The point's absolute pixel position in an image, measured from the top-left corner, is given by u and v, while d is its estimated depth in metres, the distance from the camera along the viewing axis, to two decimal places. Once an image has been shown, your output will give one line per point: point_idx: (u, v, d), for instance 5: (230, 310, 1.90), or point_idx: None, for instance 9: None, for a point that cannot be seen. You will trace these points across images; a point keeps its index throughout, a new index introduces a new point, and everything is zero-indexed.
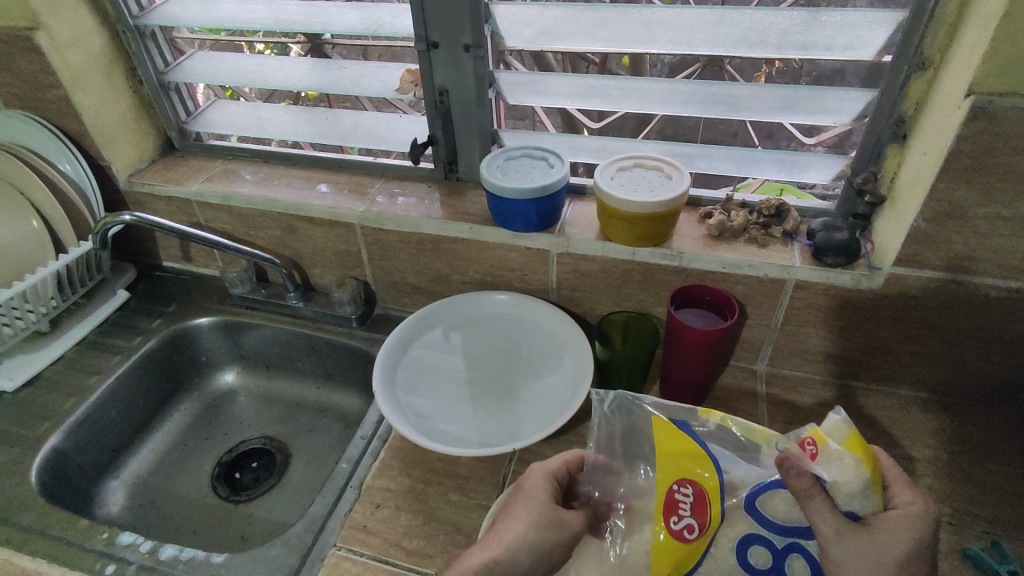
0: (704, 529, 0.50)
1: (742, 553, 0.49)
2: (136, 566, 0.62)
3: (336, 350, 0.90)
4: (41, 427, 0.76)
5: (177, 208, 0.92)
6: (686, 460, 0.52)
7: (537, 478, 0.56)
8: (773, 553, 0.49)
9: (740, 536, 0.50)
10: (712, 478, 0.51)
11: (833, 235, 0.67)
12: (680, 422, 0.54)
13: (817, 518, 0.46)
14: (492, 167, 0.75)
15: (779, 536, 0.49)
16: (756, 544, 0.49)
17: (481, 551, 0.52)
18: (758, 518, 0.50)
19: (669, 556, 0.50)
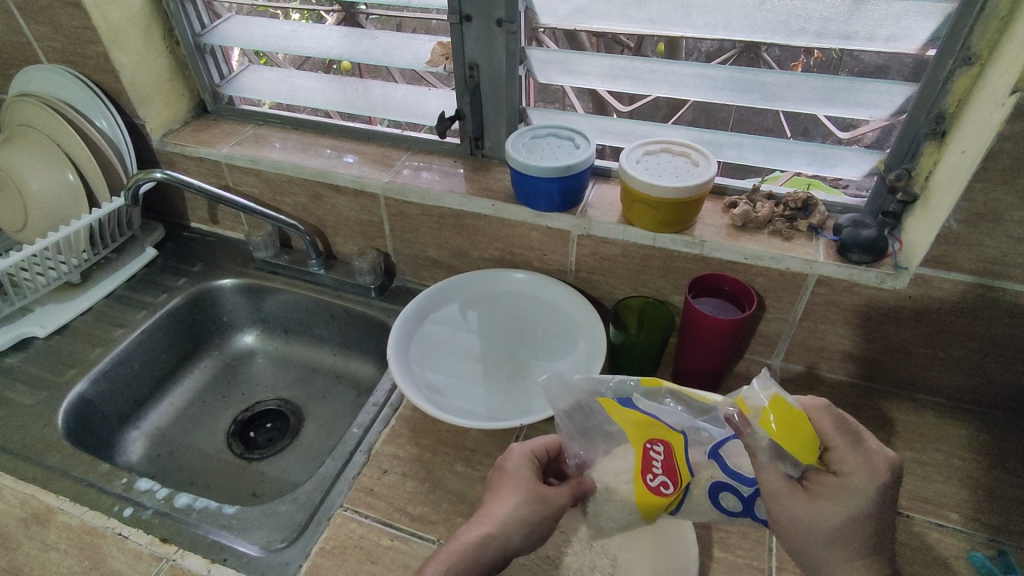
0: (677, 484, 0.52)
1: (714, 501, 0.53)
2: (152, 511, 0.64)
3: (354, 319, 0.91)
4: (69, 373, 0.79)
5: (207, 169, 0.94)
6: (650, 425, 0.53)
7: (518, 457, 0.57)
8: (743, 499, 0.52)
9: (711, 485, 0.52)
10: (675, 436, 0.53)
11: (861, 232, 0.65)
12: (623, 399, 0.55)
13: (765, 476, 0.49)
14: (518, 145, 0.75)
15: (745, 485, 0.52)
16: (726, 493, 0.52)
17: (472, 527, 0.52)
18: (726, 471, 0.52)
19: (652, 509, 0.52)
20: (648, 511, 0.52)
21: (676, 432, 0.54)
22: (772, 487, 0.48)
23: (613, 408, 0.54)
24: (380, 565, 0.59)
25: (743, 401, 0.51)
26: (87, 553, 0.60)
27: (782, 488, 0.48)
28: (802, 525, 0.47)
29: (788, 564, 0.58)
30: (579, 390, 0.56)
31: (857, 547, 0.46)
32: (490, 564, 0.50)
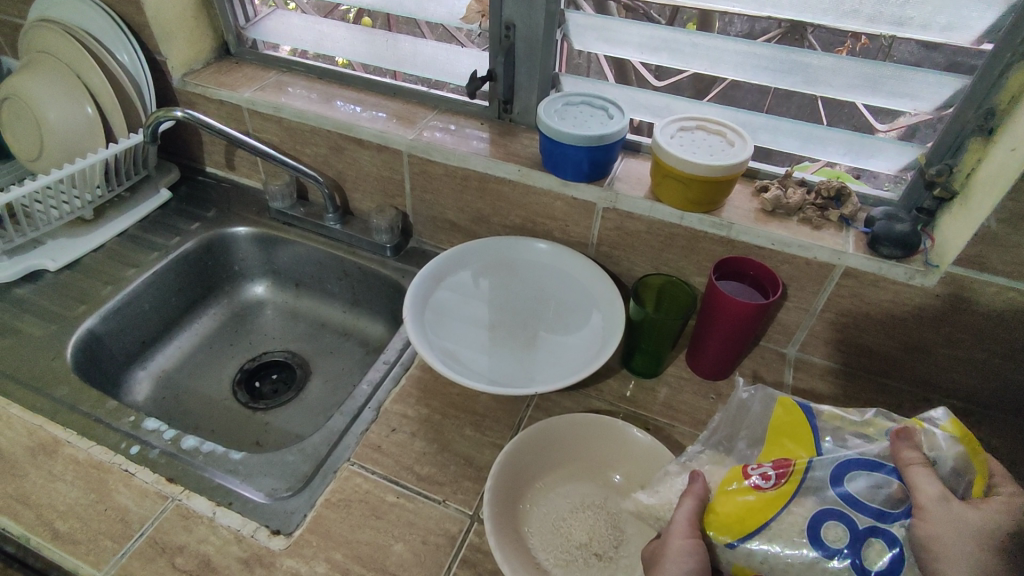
0: (777, 482, 0.48)
1: (813, 525, 0.45)
2: (158, 451, 0.64)
3: (368, 277, 0.91)
4: (78, 308, 0.78)
5: (227, 113, 0.92)
6: (795, 433, 0.51)
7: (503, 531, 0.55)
8: (852, 534, 0.43)
9: (815, 510, 0.45)
10: (808, 453, 0.49)
11: (894, 226, 0.64)
12: (803, 406, 0.52)
13: (919, 481, 0.43)
14: (549, 110, 0.73)
15: (861, 515, 0.44)
16: (831, 521, 0.44)
17: None
18: (835, 487, 0.45)
19: (732, 513, 0.48)
20: (727, 518, 0.48)
21: (814, 450, 0.49)
22: (929, 503, 0.41)
23: (779, 418, 0.53)
24: (386, 521, 0.59)
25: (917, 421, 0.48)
26: (93, 486, 0.60)
27: (938, 504, 0.41)
28: (960, 551, 0.39)
29: None
30: (755, 400, 0.55)
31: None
32: None
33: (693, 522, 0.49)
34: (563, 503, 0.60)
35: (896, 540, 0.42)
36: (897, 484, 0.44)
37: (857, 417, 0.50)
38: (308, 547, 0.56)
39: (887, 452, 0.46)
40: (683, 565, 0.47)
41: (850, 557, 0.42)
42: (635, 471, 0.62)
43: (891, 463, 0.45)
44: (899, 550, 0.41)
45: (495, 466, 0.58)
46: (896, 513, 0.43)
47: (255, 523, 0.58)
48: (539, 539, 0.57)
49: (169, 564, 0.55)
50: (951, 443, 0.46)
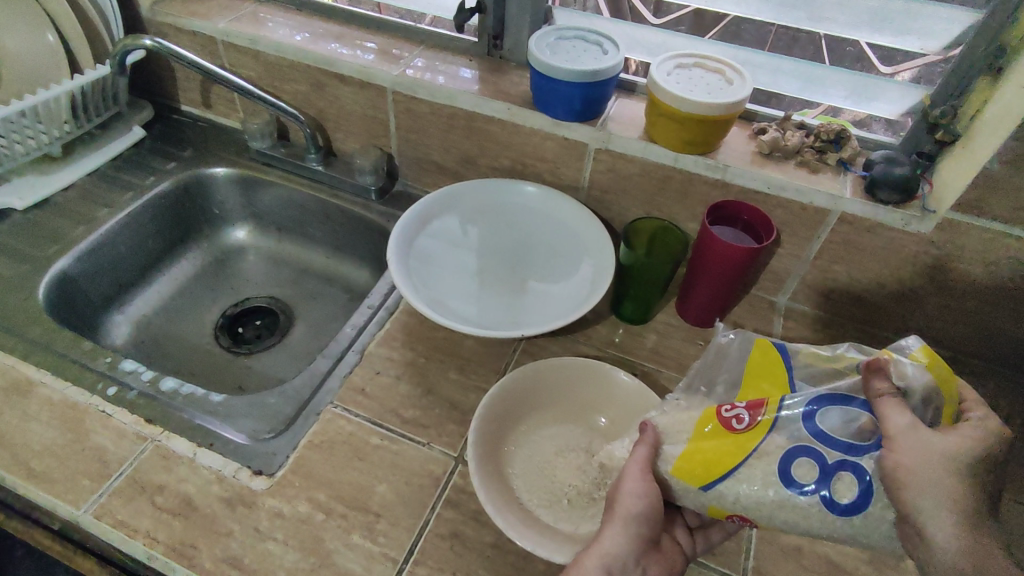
0: (754, 424, 0.46)
1: (784, 463, 0.44)
2: (136, 392, 0.63)
3: (352, 221, 0.88)
4: (50, 248, 0.76)
5: (201, 46, 0.87)
6: (771, 375, 0.49)
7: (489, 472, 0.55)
8: (822, 469, 0.43)
9: (786, 447, 0.44)
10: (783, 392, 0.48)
11: (893, 169, 0.61)
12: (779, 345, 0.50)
13: (887, 413, 0.41)
14: (541, 44, 0.69)
15: (832, 450, 0.43)
16: (802, 458, 0.44)
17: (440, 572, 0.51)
18: (807, 424, 0.44)
19: (704, 457, 0.47)
20: (699, 462, 0.47)
21: (790, 389, 0.48)
22: (899, 432, 0.40)
23: (757, 359, 0.51)
24: (369, 463, 0.58)
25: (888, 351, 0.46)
26: (69, 426, 0.59)
27: (907, 433, 0.40)
28: (929, 477, 0.39)
29: None
30: (735, 345, 0.53)
31: (986, 519, 0.39)
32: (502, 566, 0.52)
33: (647, 463, 0.50)
34: (547, 446, 0.60)
35: (865, 472, 0.41)
36: (867, 416, 0.43)
37: (829, 351, 0.48)
38: (291, 487, 0.56)
39: (857, 386, 0.45)
40: (636, 505, 0.49)
41: (819, 491, 0.43)
42: (621, 414, 0.62)
43: (862, 396, 0.44)
44: (869, 483, 0.41)
45: (480, 409, 0.57)
46: (867, 445, 0.42)
47: (236, 464, 0.57)
48: (523, 480, 0.57)
49: (149, 503, 0.54)
50: (920, 373, 0.43)
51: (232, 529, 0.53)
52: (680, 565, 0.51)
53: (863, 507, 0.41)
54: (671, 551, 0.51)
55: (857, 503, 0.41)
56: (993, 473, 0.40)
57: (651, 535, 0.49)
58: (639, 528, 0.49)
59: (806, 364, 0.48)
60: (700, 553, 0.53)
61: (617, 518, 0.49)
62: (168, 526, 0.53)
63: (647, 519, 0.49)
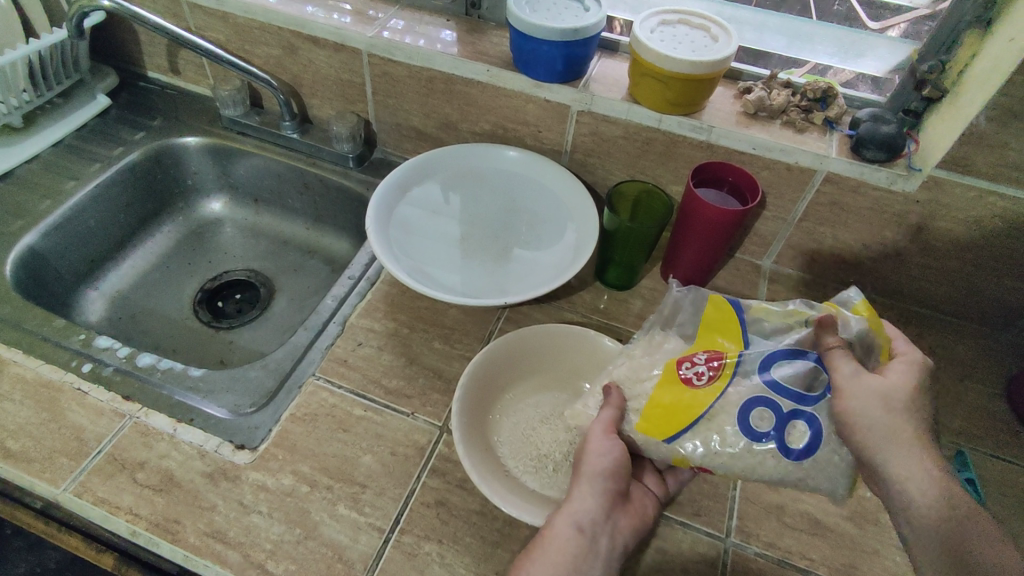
0: (713, 380, 0.47)
1: (742, 414, 0.46)
2: (113, 369, 0.61)
3: (331, 190, 0.86)
4: (15, 224, 0.73)
5: (165, 8, 0.82)
6: (726, 328, 0.50)
7: (475, 443, 0.54)
8: (777, 417, 0.45)
9: (745, 397, 0.46)
10: (738, 346, 0.49)
11: (879, 128, 0.61)
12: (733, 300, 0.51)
13: (836, 364, 0.44)
14: (520, 1, 0.66)
15: (786, 400, 0.45)
16: (761, 407, 0.45)
17: (427, 542, 0.51)
18: (762, 378, 0.46)
19: (665, 411, 0.48)
20: (659, 416, 0.48)
21: (744, 343, 0.49)
22: (845, 382, 0.43)
23: (712, 314, 0.51)
24: (353, 434, 0.58)
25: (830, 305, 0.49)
26: (44, 404, 0.58)
27: (852, 381, 0.43)
28: (871, 416, 0.42)
29: None
30: (688, 299, 0.54)
31: (927, 437, 0.42)
32: (488, 531, 0.53)
33: (610, 424, 0.50)
34: (532, 413, 0.60)
35: (816, 420, 0.44)
36: (817, 368, 0.45)
37: (780, 308, 0.51)
38: (274, 460, 0.55)
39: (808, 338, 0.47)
40: (603, 459, 0.49)
41: (776, 438, 0.45)
42: None
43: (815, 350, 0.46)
44: (819, 432, 0.44)
45: (463, 378, 0.57)
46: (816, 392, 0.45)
47: (218, 439, 0.56)
48: (508, 447, 0.57)
49: (130, 479, 0.53)
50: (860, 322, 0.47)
51: (216, 503, 0.53)
52: (652, 511, 0.51)
53: (812, 452, 0.44)
54: (641, 500, 0.51)
55: (811, 446, 0.44)
56: (924, 394, 0.45)
57: (621, 489, 0.49)
58: (606, 483, 0.48)
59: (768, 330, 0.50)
60: (671, 493, 0.54)
61: (583, 476, 0.48)
62: (150, 502, 0.52)
63: (614, 473, 0.49)
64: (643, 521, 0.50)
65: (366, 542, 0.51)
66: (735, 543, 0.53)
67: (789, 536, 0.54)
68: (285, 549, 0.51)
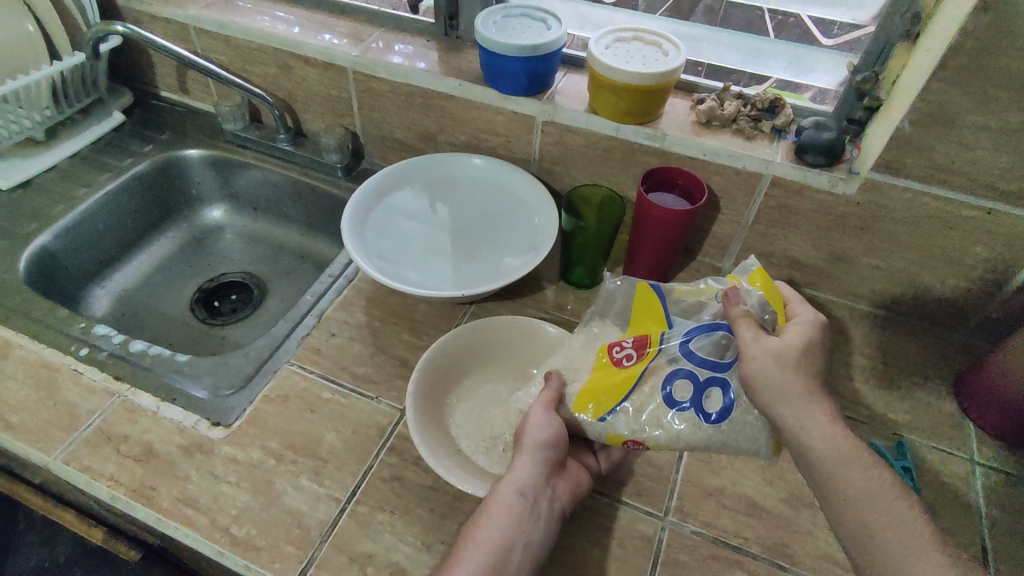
0: (640, 357, 0.54)
1: (664, 388, 0.53)
2: (107, 354, 0.67)
3: (321, 198, 0.92)
4: (31, 225, 0.80)
5: (175, 32, 0.90)
6: (651, 311, 0.57)
7: (429, 423, 0.58)
8: (695, 386, 0.52)
9: (668, 370, 0.53)
10: (660, 325, 0.55)
11: (821, 133, 0.64)
12: (656, 285, 0.57)
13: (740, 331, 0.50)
14: (488, 21, 0.72)
15: (702, 369, 0.52)
16: (682, 379, 0.52)
17: (381, 513, 0.55)
18: (681, 354, 0.53)
19: (597, 393, 0.55)
20: (593, 398, 0.55)
21: (666, 323, 0.55)
22: (747, 346, 0.49)
23: (639, 303, 0.58)
24: (320, 414, 0.62)
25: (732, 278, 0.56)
26: (43, 384, 0.63)
27: (753, 344, 0.49)
28: (772, 374, 0.47)
29: None
30: (621, 290, 0.61)
31: (817, 387, 0.48)
32: (439, 504, 0.56)
33: (550, 401, 0.56)
34: (487, 399, 0.64)
35: (729, 386, 0.51)
36: (724, 333, 0.52)
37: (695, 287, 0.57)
38: (246, 436, 0.60)
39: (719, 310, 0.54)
40: (543, 432, 0.54)
41: (694, 407, 0.51)
42: None
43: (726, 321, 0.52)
44: (731, 396, 0.51)
45: (421, 362, 0.61)
46: (724, 361, 0.51)
47: (196, 416, 0.61)
48: (463, 429, 0.61)
49: (114, 451, 0.58)
50: (756, 290, 0.53)
51: (190, 473, 0.57)
52: (586, 481, 0.55)
53: (727, 415, 0.50)
54: (576, 471, 0.55)
55: (724, 411, 0.51)
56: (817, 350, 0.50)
57: (560, 460, 0.53)
58: (547, 453, 0.53)
59: (686, 309, 0.56)
60: (605, 471, 0.58)
61: (525, 447, 0.53)
62: (131, 471, 0.57)
63: (554, 445, 0.53)
64: (577, 490, 0.54)
65: (324, 511, 0.55)
66: (671, 522, 0.56)
67: (724, 516, 0.57)
68: (249, 515, 0.55)
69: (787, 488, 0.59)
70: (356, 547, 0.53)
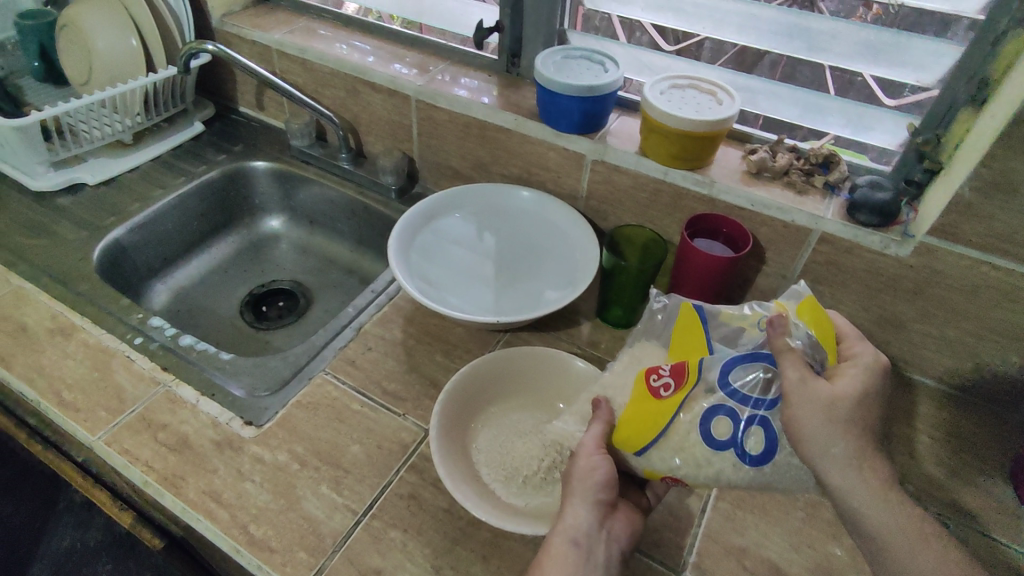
0: (679, 386, 0.53)
1: (703, 423, 0.51)
2: (158, 344, 0.71)
3: (373, 217, 0.96)
4: (109, 219, 0.86)
5: (258, 53, 0.97)
6: (693, 335, 0.55)
7: (452, 447, 0.59)
8: (736, 424, 0.50)
9: (707, 407, 0.52)
10: (702, 351, 0.54)
11: (874, 193, 0.63)
12: (699, 307, 0.56)
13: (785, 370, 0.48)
14: (548, 61, 0.75)
15: (742, 406, 0.50)
16: (722, 417, 0.51)
17: (394, 530, 0.55)
18: (720, 386, 0.51)
19: (635, 426, 0.54)
20: (630, 432, 0.54)
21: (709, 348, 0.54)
22: (792, 392, 0.48)
23: (682, 325, 0.57)
24: (347, 425, 0.63)
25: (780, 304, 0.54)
26: (98, 366, 0.67)
27: (798, 388, 0.47)
28: (817, 424, 0.47)
29: (727, 497, 0.60)
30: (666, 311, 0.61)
31: (859, 436, 0.48)
32: (453, 528, 0.56)
33: (599, 440, 0.55)
34: (512, 428, 0.64)
35: (772, 426, 0.49)
36: (767, 366, 0.50)
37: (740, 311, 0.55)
38: (274, 438, 0.62)
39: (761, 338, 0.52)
40: (592, 475, 0.53)
41: (734, 446, 0.50)
42: None
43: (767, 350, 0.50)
44: (774, 435, 0.49)
45: (450, 384, 0.62)
46: (767, 399, 0.50)
47: (231, 413, 0.64)
48: (484, 455, 0.61)
49: (152, 437, 0.61)
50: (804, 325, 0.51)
51: (218, 467, 0.59)
52: (640, 520, 0.54)
53: (770, 455, 0.50)
54: (628, 510, 0.54)
55: (766, 453, 0.50)
56: (867, 398, 0.49)
57: (610, 502, 0.52)
58: (598, 495, 0.52)
59: (728, 334, 0.54)
60: (652, 507, 0.57)
61: (576, 491, 0.52)
62: (164, 459, 0.60)
63: (606, 486, 0.52)
64: (634, 529, 0.53)
65: (338, 521, 0.56)
66: None
67: None
68: (268, 516, 0.56)
69: (816, 558, 0.56)
70: (365, 561, 0.53)
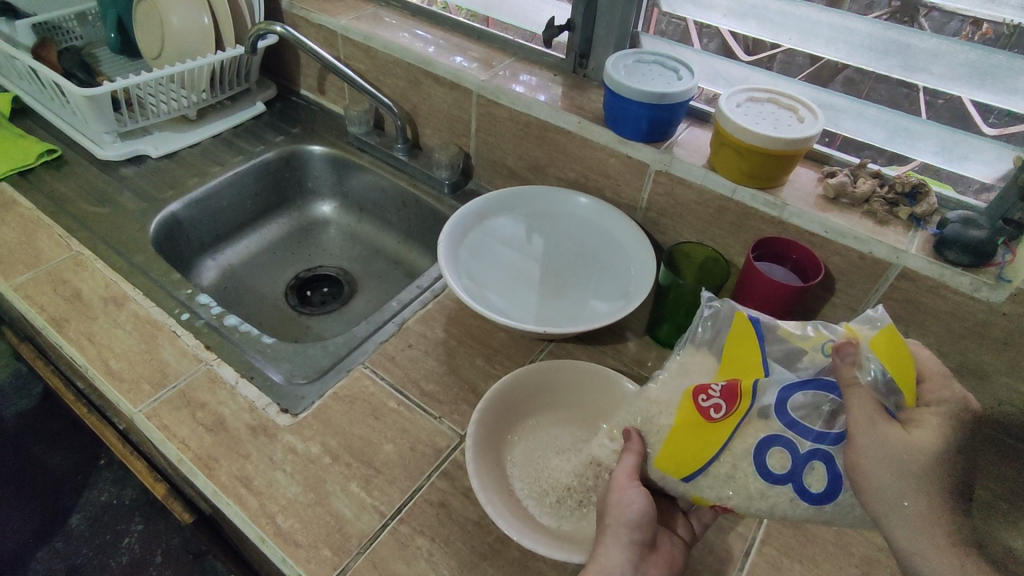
0: (731, 411, 0.48)
1: (758, 454, 0.48)
2: (203, 322, 0.71)
3: (423, 210, 0.95)
4: (167, 193, 0.88)
5: (324, 37, 0.97)
6: (747, 350, 0.49)
7: (487, 458, 0.57)
8: (795, 457, 0.46)
9: (762, 437, 0.48)
10: (757, 372, 0.48)
11: (967, 230, 0.57)
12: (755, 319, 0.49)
13: (851, 406, 0.44)
14: (618, 64, 0.72)
15: (803, 438, 0.46)
16: (777, 449, 0.47)
17: (421, 538, 0.54)
18: (777, 414, 0.47)
19: (682, 451, 0.51)
20: (677, 458, 0.51)
21: (764, 370, 0.48)
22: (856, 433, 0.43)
23: (733, 338, 0.50)
24: (382, 423, 0.62)
25: (850, 328, 0.47)
26: (145, 338, 0.68)
27: (866, 428, 0.43)
28: (881, 473, 0.41)
29: (774, 542, 0.56)
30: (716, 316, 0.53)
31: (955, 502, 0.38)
32: (481, 543, 0.54)
33: (633, 471, 0.52)
34: (549, 444, 0.61)
35: (835, 462, 0.45)
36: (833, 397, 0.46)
37: (802, 330, 0.48)
38: (309, 429, 0.61)
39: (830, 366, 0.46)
40: (627, 510, 0.50)
41: (792, 481, 0.47)
42: None
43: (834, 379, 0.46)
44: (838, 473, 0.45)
45: (490, 393, 0.60)
46: (831, 434, 0.45)
47: (268, 399, 0.63)
48: (519, 469, 0.58)
49: (190, 415, 0.61)
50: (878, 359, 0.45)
51: (251, 453, 0.59)
52: (680, 558, 0.51)
53: (832, 495, 0.45)
54: (670, 549, 0.51)
55: (827, 492, 0.46)
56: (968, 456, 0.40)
57: (646, 541, 0.49)
58: (633, 534, 0.49)
59: (787, 354, 0.48)
60: (697, 536, 0.54)
61: (609, 529, 0.49)
62: (200, 438, 0.59)
63: (640, 525, 0.49)
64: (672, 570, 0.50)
65: (366, 522, 0.55)
66: None
67: None
68: (296, 509, 0.55)
69: None
70: (390, 567, 0.52)
